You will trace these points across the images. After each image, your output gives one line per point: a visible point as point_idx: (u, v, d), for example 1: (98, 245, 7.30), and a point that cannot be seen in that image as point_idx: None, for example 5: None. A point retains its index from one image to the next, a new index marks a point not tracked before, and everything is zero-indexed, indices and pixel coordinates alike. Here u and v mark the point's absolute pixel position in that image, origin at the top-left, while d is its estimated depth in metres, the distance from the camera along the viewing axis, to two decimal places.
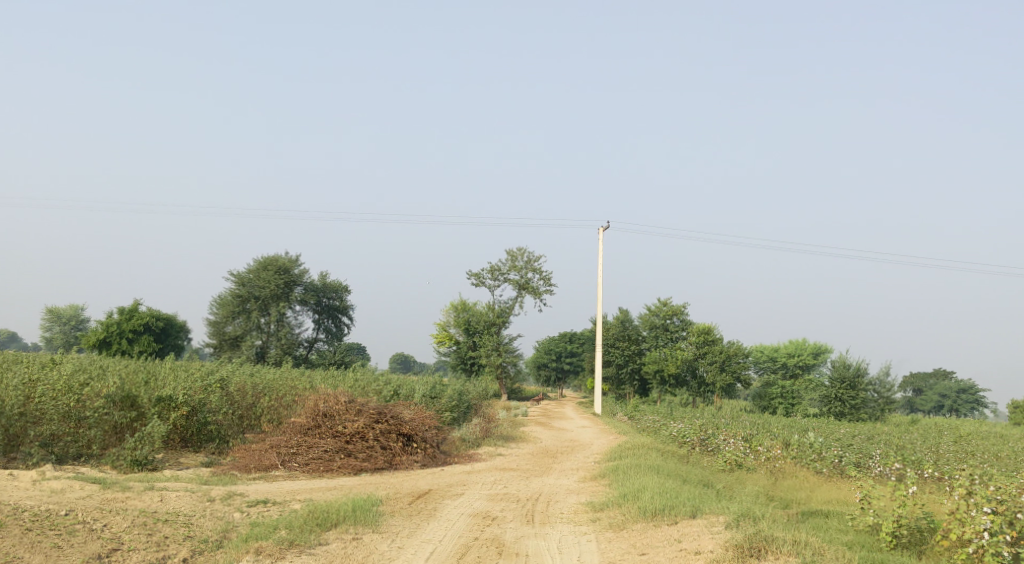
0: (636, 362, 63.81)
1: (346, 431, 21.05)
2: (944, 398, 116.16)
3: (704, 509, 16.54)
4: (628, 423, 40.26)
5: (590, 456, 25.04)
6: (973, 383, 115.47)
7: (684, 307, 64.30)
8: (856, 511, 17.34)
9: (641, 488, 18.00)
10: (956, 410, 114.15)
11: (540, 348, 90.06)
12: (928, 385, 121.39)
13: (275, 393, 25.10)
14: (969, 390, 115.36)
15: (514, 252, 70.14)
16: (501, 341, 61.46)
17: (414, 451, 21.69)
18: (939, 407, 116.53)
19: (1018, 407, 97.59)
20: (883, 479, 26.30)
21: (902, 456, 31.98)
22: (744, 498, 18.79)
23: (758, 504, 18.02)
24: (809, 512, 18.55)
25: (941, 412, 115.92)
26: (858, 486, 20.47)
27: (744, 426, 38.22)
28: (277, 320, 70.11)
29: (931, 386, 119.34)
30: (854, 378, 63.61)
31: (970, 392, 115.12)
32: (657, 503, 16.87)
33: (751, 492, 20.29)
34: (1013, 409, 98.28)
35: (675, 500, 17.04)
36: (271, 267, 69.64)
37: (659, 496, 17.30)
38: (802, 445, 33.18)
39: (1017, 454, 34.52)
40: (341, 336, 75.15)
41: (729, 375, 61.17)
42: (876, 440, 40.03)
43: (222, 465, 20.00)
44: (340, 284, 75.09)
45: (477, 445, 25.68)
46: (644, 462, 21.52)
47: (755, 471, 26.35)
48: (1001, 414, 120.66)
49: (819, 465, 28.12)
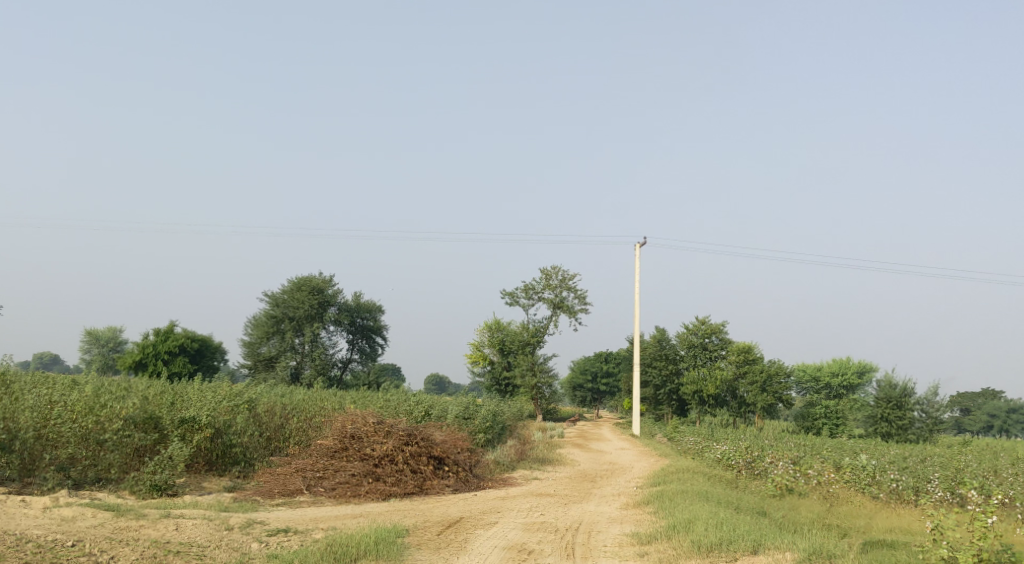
0: (674, 382, 62.29)
1: (374, 454, 20.07)
2: (993, 418, 113.14)
3: (767, 544, 15.56)
4: (668, 445, 39.00)
5: (631, 480, 23.81)
6: (1023, 403, 112.34)
7: (722, 325, 62.59)
8: (925, 543, 16.16)
9: (688, 519, 16.77)
10: (1006, 430, 111.14)
11: (576, 368, 88.90)
12: (976, 405, 118.29)
13: (304, 413, 24.17)
14: (1020, 410, 112.27)
15: (548, 270, 69.09)
16: (537, 361, 60.40)
17: (445, 475, 20.63)
18: (988, 427, 113.47)
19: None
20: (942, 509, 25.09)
21: (960, 480, 30.51)
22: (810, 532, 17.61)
23: (820, 536, 16.88)
24: (871, 543, 17.40)
25: (990, 433, 112.87)
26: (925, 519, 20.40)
27: (791, 448, 36.84)
28: (312, 340, 69.55)
29: (979, 406, 116.34)
30: (901, 398, 61.72)
31: (1020, 412, 112.00)
32: (713, 537, 15.75)
33: (808, 523, 19.15)
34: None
35: (733, 533, 15.90)
36: (305, 288, 69.16)
37: (714, 528, 16.13)
38: (854, 468, 31.76)
39: None
40: (375, 356, 74.45)
41: (770, 395, 59.76)
42: (929, 462, 38.48)
43: (245, 490, 19.08)
44: (374, 304, 74.46)
45: (512, 469, 24.59)
46: (690, 488, 20.27)
47: (808, 496, 25.21)
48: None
49: (875, 490, 27.12)
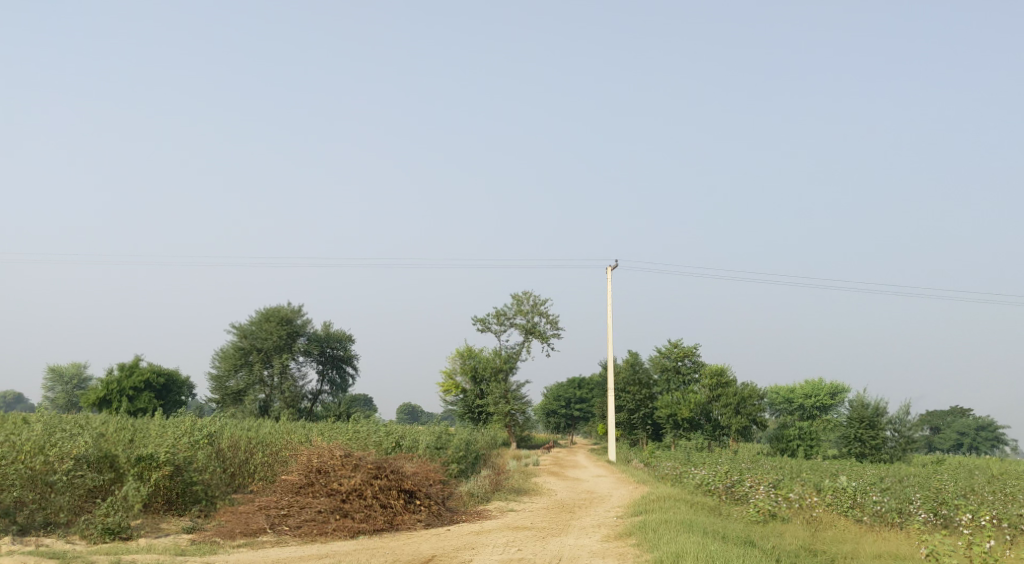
0: (648, 407, 61.30)
1: (342, 488, 19.17)
2: (963, 436, 113.42)
3: None
4: (645, 470, 38.28)
5: (611, 509, 23.02)
6: (992, 419, 112.80)
7: (695, 348, 62.40)
8: None
9: (675, 553, 16.02)
10: (975, 448, 111.51)
11: (550, 394, 88.06)
12: (945, 423, 118.57)
13: (269, 448, 23.20)
14: (989, 427, 112.69)
15: (519, 296, 68.42)
16: (510, 389, 59.57)
17: (417, 509, 19.76)
18: (958, 445, 113.71)
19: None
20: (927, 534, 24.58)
21: (942, 500, 30.00)
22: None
23: None
24: None
25: (961, 450, 113.14)
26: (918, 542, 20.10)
27: (769, 471, 36.22)
28: (280, 372, 68.24)
29: (948, 422, 116.57)
30: (873, 418, 61.36)
31: (989, 429, 112.45)
32: None
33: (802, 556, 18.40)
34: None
35: None
36: (273, 319, 67.93)
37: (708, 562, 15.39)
38: (835, 490, 31.17)
39: None
40: (346, 387, 73.22)
41: (744, 418, 59.43)
42: (908, 482, 38.02)
43: (205, 530, 18.11)
44: (344, 334, 73.33)
45: (487, 500, 23.72)
46: (672, 517, 19.55)
47: (791, 522, 24.59)
48: (1020, 450, 117.91)
49: (858, 514, 26.59)
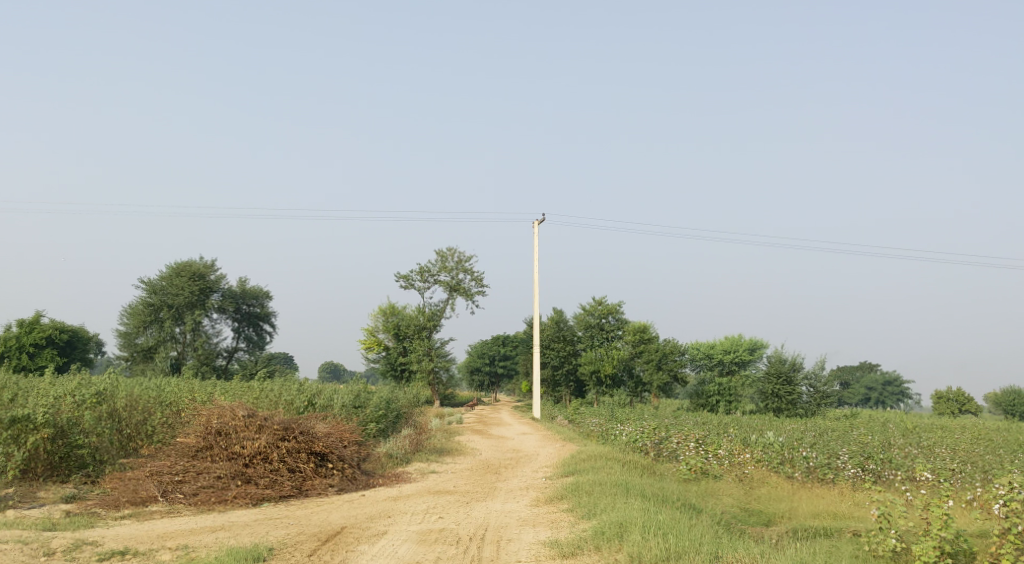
0: (572, 362, 60.03)
1: (244, 452, 17.44)
2: (870, 391, 115.92)
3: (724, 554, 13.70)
4: (570, 427, 37.19)
5: (539, 470, 21.70)
6: (898, 374, 115.51)
7: (619, 305, 61.51)
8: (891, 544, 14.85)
9: (619, 523, 14.68)
10: (882, 402, 114.46)
11: (473, 351, 86.80)
12: (853, 378, 120.97)
13: (169, 406, 21.26)
14: (895, 382, 115.44)
15: (444, 252, 66.67)
16: (433, 346, 57.95)
17: (329, 473, 18.15)
18: (866, 400, 116.20)
19: (943, 398, 97.37)
20: (853, 492, 24.03)
21: (870, 455, 29.52)
22: (773, 537, 16.34)
23: (778, 546, 15.00)
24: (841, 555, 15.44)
25: (868, 405, 115.71)
26: (862, 507, 19.15)
27: (694, 427, 35.37)
28: (193, 329, 65.50)
29: (856, 377, 118.97)
30: (790, 373, 61.50)
31: (895, 384, 115.30)
32: (660, 551, 13.62)
33: (751, 525, 17.24)
34: (938, 400, 98.04)
35: (679, 540, 13.90)
36: (184, 274, 64.98)
37: (660, 535, 14.10)
38: (763, 446, 30.42)
39: (977, 457, 32.63)
40: (262, 344, 70.84)
41: (665, 374, 59.33)
42: (828, 436, 37.72)
43: (87, 501, 16.32)
44: (260, 290, 70.78)
45: (407, 462, 22.17)
46: (607, 478, 18.30)
47: (724, 480, 23.57)
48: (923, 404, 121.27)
49: (788, 470, 25.74)
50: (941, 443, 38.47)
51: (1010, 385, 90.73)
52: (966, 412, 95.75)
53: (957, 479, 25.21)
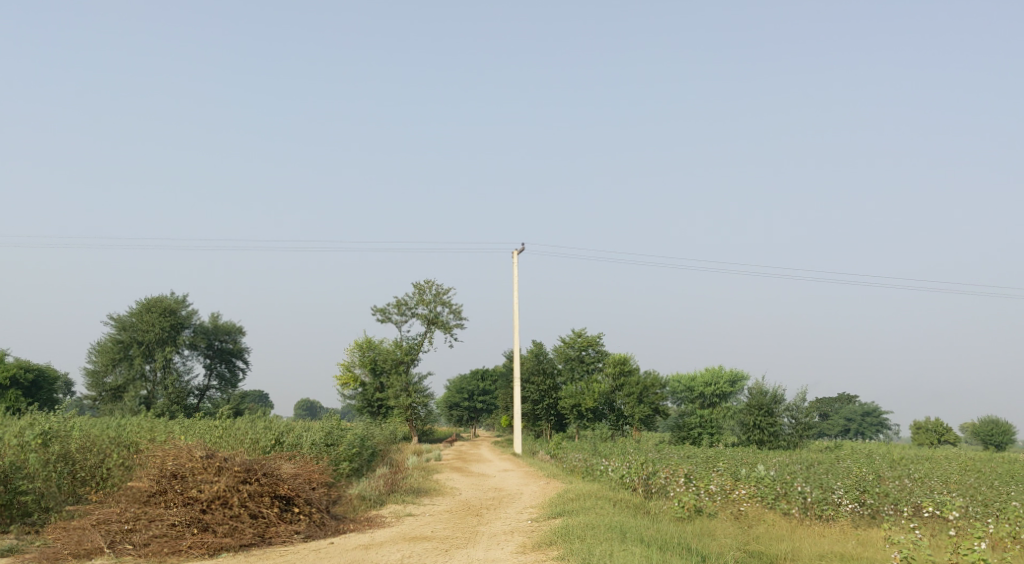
0: (553, 397, 58.49)
1: (202, 496, 16.15)
2: (849, 422, 115.10)
3: None
4: (551, 463, 35.85)
5: (523, 511, 20.27)
6: (876, 405, 114.73)
7: (599, 337, 60.38)
8: None
9: None
10: (861, 433, 113.73)
11: (452, 386, 85.39)
12: (831, 409, 120.11)
13: (123, 445, 19.73)
14: (873, 412, 114.66)
15: (422, 285, 65.35)
16: (411, 381, 56.47)
17: (295, 519, 16.78)
18: (845, 430, 115.33)
19: (922, 429, 96.44)
20: (848, 530, 22.89)
21: (863, 489, 28.34)
22: None
23: None
24: None
25: (847, 436, 114.89)
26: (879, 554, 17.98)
27: (680, 461, 34.08)
28: (164, 366, 63.65)
29: (835, 408, 118.21)
30: (771, 405, 60.39)
31: (873, 414, 114.70)
32: None
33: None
34: (917, 430, 97.12)
35: None
36: (155, 309, 63.22)
37: None
38: (753, 480, 29.15)
39: (971, 489, 31.54)
40: (235, 382, 69.03)
41: (647, 407, 57.96)
42: (816, 469, 36.58)
43: (28, 554, 15.17)
44: (233, 325, 69.10)
45: (381, 504, 20.70)
46: (598, 521, 17.03)
47: (718, 517, 22.28)
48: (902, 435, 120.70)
49: (785, 506, 24.45)
50: (930, 474, 37.40)
51: (988, 414, 89.89)
52: (945, 442, 94.85)
53: (959, 515, 24.01)
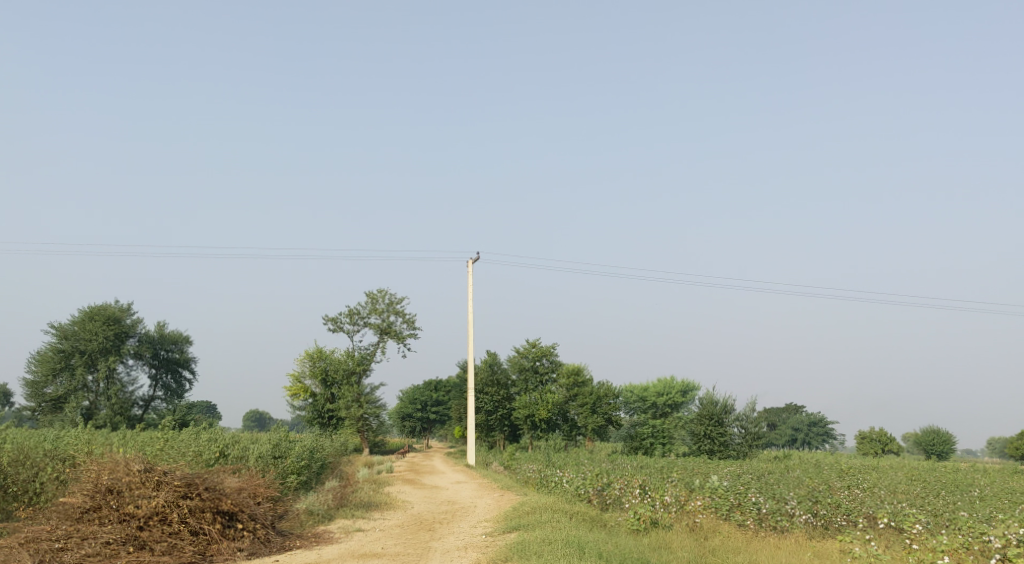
0: (506, 407, 57.92)
1: (139, 513, 16.08)
2: (796, 432, 115.89)
3: None
4: (505, 475, 35.30)
5: (478, 525, 19.73)
6: (823, 415, 115.72)
7: (552, 347, 59.80)
8: None
9: None
10: (808, 443, 114.62)
11: (404, 397, 84.41)
12: (779, 419, 120.86)
13: (57, 458, 18.86)
14: (820, 422, 115.66)
15: (374, 294, 64.48)
16: (363, 391, 55.66)
17: (238, 535, 16.63)
18: (792, 440, 116.19)
19: (867, 438, 97.45)
20: (805, 541, 22.60)
21: (816, 499, 28.19)
22: None
23: None
24: None
25: (794, 446, 115.79)
26: None
27: (634, 471, 33.72)
28: (107, 376, 62.04)
29: (783, 418, 118.94)
30: (721, 415, 60.41)
31: (820, 424, 115.64)
32: None
33: None
34: (862, 440, 98.10)
35: None
36: (98, 318, 61.62)
37: None
38: (707, 491, 28.87)
39: (920, 499, 31.59)
40: (181, 392, 67.58)
41: (600, 417, 57.83)
42: (767, 479, 36.51)
43: None
44: (180, 335, 67.69)
45: (329, 519, 20.06)
46: (554, 536, 16.63)
47: (674, 530, 21.86)
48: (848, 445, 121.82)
49: (740, 518, 24.12)
50: (879, 485, 37.49)
51: (931, 424, 90.95)
52: (889, 452, 95.95)
53: (914, 524, 23.82)
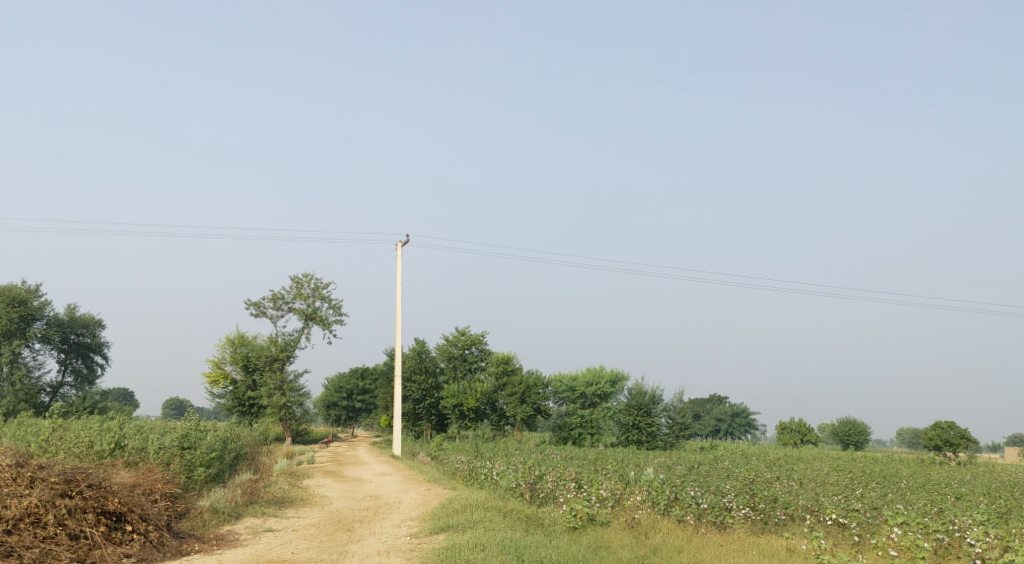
0: (434, 396, 56.05)
1: (9, 514, 15.66)
2: (719, 423, 116.26)
3: None
4: (431, 466, 33.60)
5: (402, 523, 18.22)
6: (744, 406, 116.41)
7: (482, 335, 58.08)
8: None
9: None
10: (731, 433, 115.19)
11: (330, 385, 82.04)
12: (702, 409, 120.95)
13: None
14: (742, 413, 116.38)
15: (299, 278, 62.13)
16: (286, 378, 53.25)
17: (126, 539, 16.32)
18: (715, 431, 116.61)
19: (786, 429, 97.99)
20: (746, 538, 21.30)
21: (753, 492, 27.06)
22: None
23: None
24: None
25: (717, 436, 116.25)
26: None
27: (565, 462, 32.22)
28: (11, 361, 58.59)
29: (706, 408, 119.16)
30: (649, 405, 59.52)
31: (742, 415, 116.37)
32: None
33: None
34: (781, 430, 98.59)
35: None
36: (2, 299, 58.16)
37: None
38: (641, 483, 27.59)
39: (854, 491, 30.75)
40: (92, 378, 64.38)
41: (529, 407, 56.65)
42: (700, 470, 35.48)
43: None
44: (91, 318, 64.38)
45: (236, 519, 18.48)
46: (478, 556, 15.15)
47: (612, 527, 20.38)
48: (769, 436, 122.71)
49: (682, 514, 22.68)
50: (813, 477, 36.75)
51: (847, 416, 91.67)
52: (807, 442, 96.58)
53: (861, 515, 22.65)
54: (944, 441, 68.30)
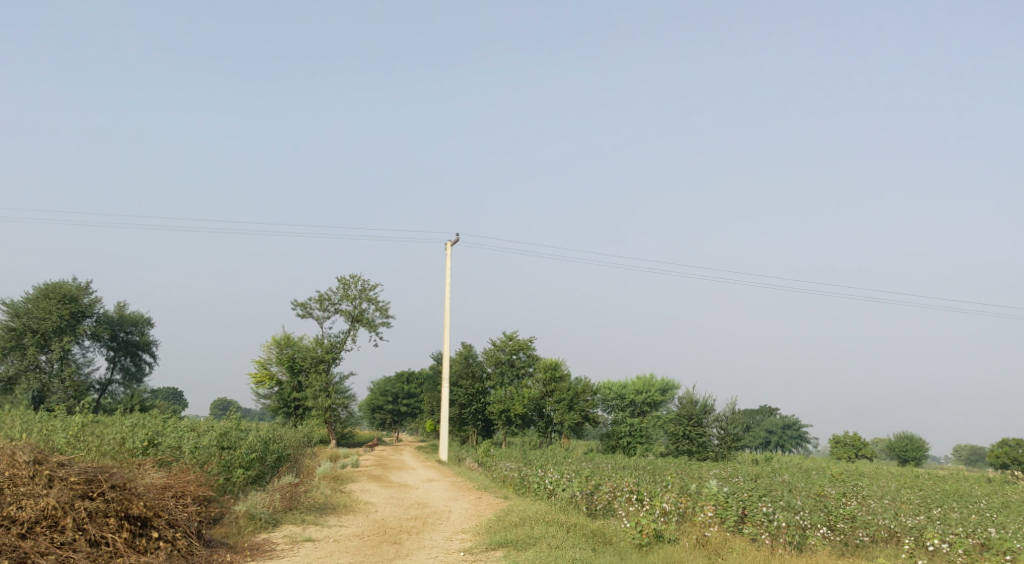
0: (480, 402, 54.64)
1: (24, 517, 14.64)
2: (770, 434, 113.49)
3: None
4: (479, 473, 32.21)
5: (454, 536, 16.84)
6: (796, 418, 113.62)
7: (530, 340, 56.49)
8: None
9: None
10: (782, 445, 112.42)
11: (376, 389, 81.07)
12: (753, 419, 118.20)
13: None
14: (793, 425, 113.65)
15: (346, 280, 61.12)
16: (331, 380, 52.24)
17: (151, 547, 15.20)
18: (765, 443, 113.78)
19: (841, 442, 95.06)
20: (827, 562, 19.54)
21: (824, 509, 25.25)
22: None
23: None
24: None
25: (767, 448, 113.42)
26: None
27: (618, 472, 30.56)
28: (61, 358, 58.25)
29: (756, 419, 116.37)
30: (701, 415, 57.48)
31: (794, 427, 113.65)
32: None
33: None
34: (835, 444, 95.77)
35: None
36: (53, 296, 57.82)
37: None
38: (704, 496, 25.85)
39: (929, 510, 28.70)
40: (140, 376, 64.09)
41: (577, 414, 54.93)
42: (760, 483, 33.59)
43: None
44: (140, 316, 64.09)
45: (273, 527, 17.26)
46: None
47: (681, 545, 18.78)
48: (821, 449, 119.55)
49: (755, 532, 20.97)
50: (881, 493, 34.66)
51: (905, 431, 88.60)
52: (862, 457, 93.63)
53: (951, 537, 20.77)
54: (1011, 458, 65.24)
